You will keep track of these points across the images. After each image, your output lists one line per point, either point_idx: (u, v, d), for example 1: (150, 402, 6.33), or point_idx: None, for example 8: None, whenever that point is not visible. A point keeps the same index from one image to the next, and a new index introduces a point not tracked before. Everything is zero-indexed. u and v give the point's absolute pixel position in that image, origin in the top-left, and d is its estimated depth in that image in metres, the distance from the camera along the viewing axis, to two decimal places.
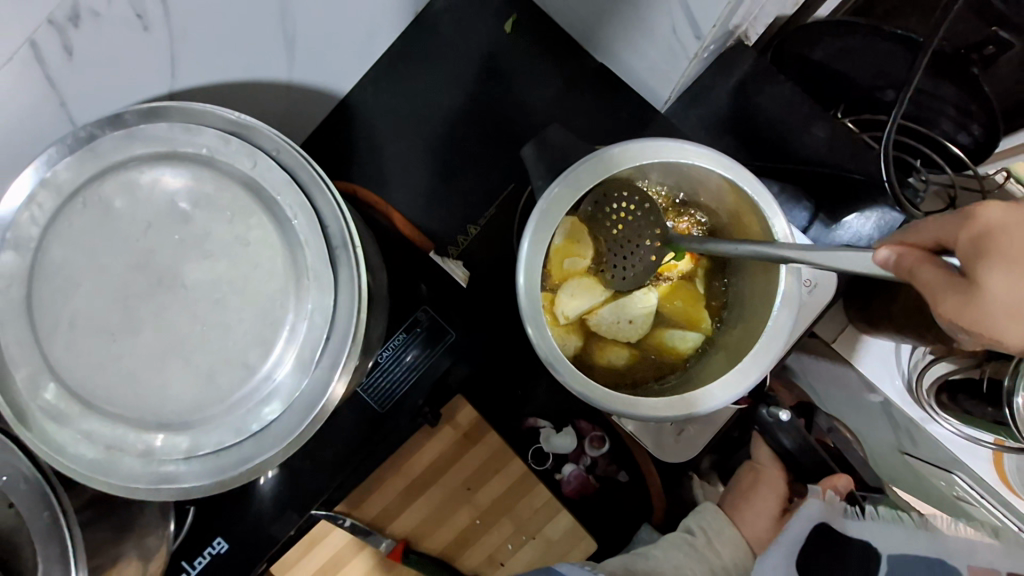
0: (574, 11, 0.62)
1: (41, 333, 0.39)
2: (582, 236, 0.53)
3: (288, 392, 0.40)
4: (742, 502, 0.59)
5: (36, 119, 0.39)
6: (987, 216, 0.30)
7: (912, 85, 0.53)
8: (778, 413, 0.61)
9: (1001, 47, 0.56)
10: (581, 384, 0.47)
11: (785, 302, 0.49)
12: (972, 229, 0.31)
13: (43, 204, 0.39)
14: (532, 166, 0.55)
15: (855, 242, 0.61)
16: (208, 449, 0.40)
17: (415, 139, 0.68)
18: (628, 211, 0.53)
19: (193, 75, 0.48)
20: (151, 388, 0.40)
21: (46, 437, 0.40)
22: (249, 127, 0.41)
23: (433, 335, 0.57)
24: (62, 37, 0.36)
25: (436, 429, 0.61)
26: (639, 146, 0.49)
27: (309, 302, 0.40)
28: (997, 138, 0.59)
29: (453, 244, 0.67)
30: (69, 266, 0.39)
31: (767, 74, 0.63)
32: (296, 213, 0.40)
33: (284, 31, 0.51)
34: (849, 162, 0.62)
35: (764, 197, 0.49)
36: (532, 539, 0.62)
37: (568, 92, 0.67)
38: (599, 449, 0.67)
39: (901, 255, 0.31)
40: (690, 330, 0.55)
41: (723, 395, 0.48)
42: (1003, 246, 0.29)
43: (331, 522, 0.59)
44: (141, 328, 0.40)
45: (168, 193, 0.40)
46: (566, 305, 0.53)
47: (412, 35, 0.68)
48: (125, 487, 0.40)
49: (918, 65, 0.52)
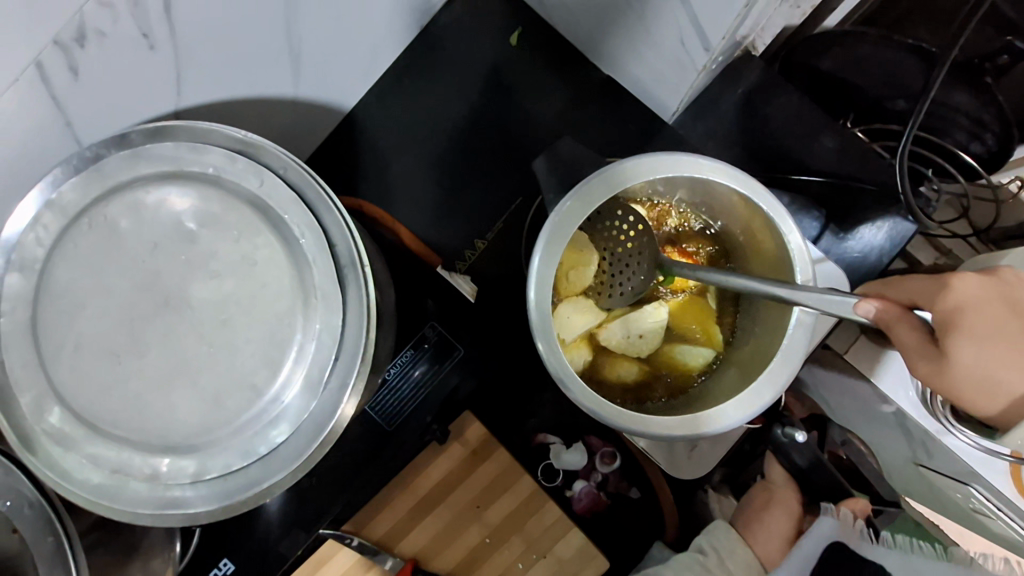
0: (581, 25, 0.62)
1: (46, 356, 0.39)
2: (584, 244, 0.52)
3: (295, 413, 0.39)
4: (753, 522, 0.58)
5: (40, 140, 0.39)
6: (961, 295, 0.44)
7: (930, 96, 0.53)
8: (793, 434, 0.59)
9: (1015, 56, 0.57)
10: (595, 403, 0.46)
11: (800, 320, 0.48)
12: (947, 300, 0.44)
13: (48, 225, 0.39)
14: (544, 179, 0.54)
15: (867, 253, 0.60)
16: (215, 473, 0.39)
17: (421, 153, 0.68)
18: (627, 231, 0.53)
19: (200, 92, 0.48)
20: (157, 410, 0.39)
21: (50, 461, 0.39)
22: (255, 144, 0.40)
23: (440, 351, 0.59)
24: (67, 57, 0.36)
25: (444, 447, 0.60)
26: (650, 159, 0.48)
27: (317, 322, 0.39)
28: (1011, 146, 0.58)
29: (459, 259, 0.66)
30: (75, 288, 0.39)
31: (775, 84, 0.62)
32: (303, 232, 0.39)
33: (291, 48, 0.51)
34: (860, 172, 0.62)
35: (778, 211, 0.48)
36: (542, 558, 0.61)
37: (574, 104, 0.67)
38: (610, 466, 0.66)
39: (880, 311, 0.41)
40: (701, 346, 0.55)
41: (737, 414, 0.47)
42: (970, 324, 0.43)
43: (340, 542, 0.58)
44: (148, 350, 0.39)
45: (175, 213, 0.40)
46: (574, 322, 0.52)
47: (418, 49, 0.68)
48: (130, 513, 0.39)
49: (936, 77, 0.52)
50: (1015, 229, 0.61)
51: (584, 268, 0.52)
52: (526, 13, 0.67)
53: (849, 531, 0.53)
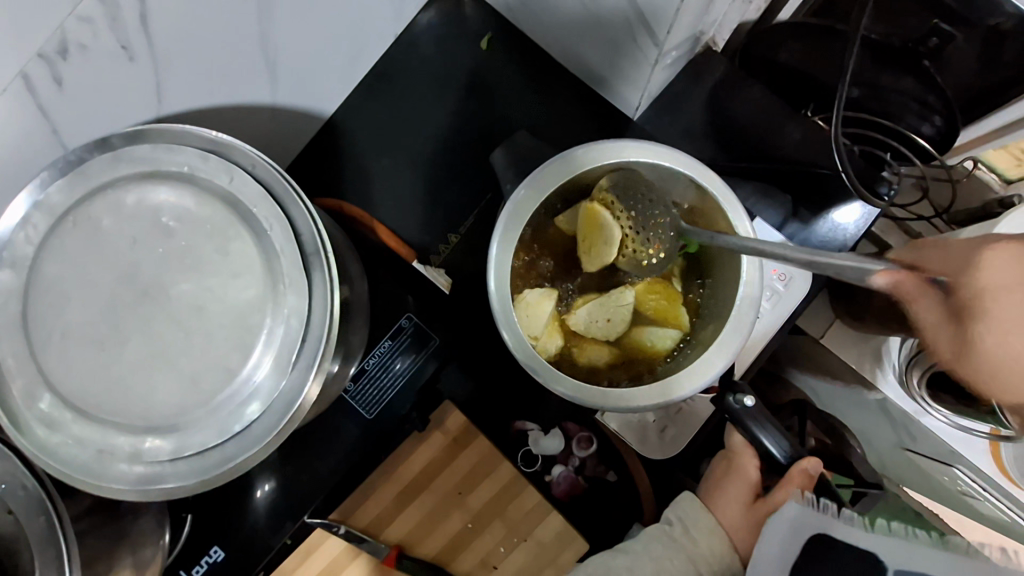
0: (544, 27, 0.64)
1: (36, 344, 0.42)
2: (605, 223, 0.52)
3: (267, 392, 0.42)
4: (714, 492, 0.57)
5: (30, 145, 0.42)
6: None
7: (846, 75, 0.54)
8: (744, 400, 0.56)
9: (944, 38, 0.56)
10: (561, 383, 0.49)
11: (747, 294, 0.50)
12: None
13: (37, 224, 0.42)
14: (501, 171, 0.58)
15: (834, 236, 0.64)
16: (192, 450, 0.42)
17: (399, 155, 0.71)
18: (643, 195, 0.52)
19: (180, 100, 0.51)
20: (139, 392, 0.42)
21: (40, 443, 0.42)
22: (226, 145, 0.43)
23: (417, 341, 0.60)
24: (52, 69, 0.39)
25: (426, 435, 0.62)
26: (599, 148, 0.52)
27: (287, 306, 0.42)
28: (957, 130, 0.61)
29: (435, 253, 0.69)
30: (60, 281, 0.42)
31: (737, 79, 0.65)
32: (271, 225, 0.42)
33: (266, 56, 0.54)
34: (817, 157, 0.64)
35: (727, 195, 0.51)
36: (524, 541, 0.63)
37: (546, 102, 0.70)
38: (587, 450, 0.68)
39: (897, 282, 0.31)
40: (667, 328, 0.56)
41: (691, 384, 0.50)
42: None
43: (326, 530, 0.60)
44: (129, 337, 0.42)
45: (153, 209, 0.43)
46: (527, 326, 0.54)
47: (394, 56, 0.71)
48: (113, 489, 0.42)
49: (848, 54, 0.54)
50: (979, 209, 0.65)
51: (612, 246, 0.52)
52: (496, 18, 0.70)
53: (827, 516, 0.48)
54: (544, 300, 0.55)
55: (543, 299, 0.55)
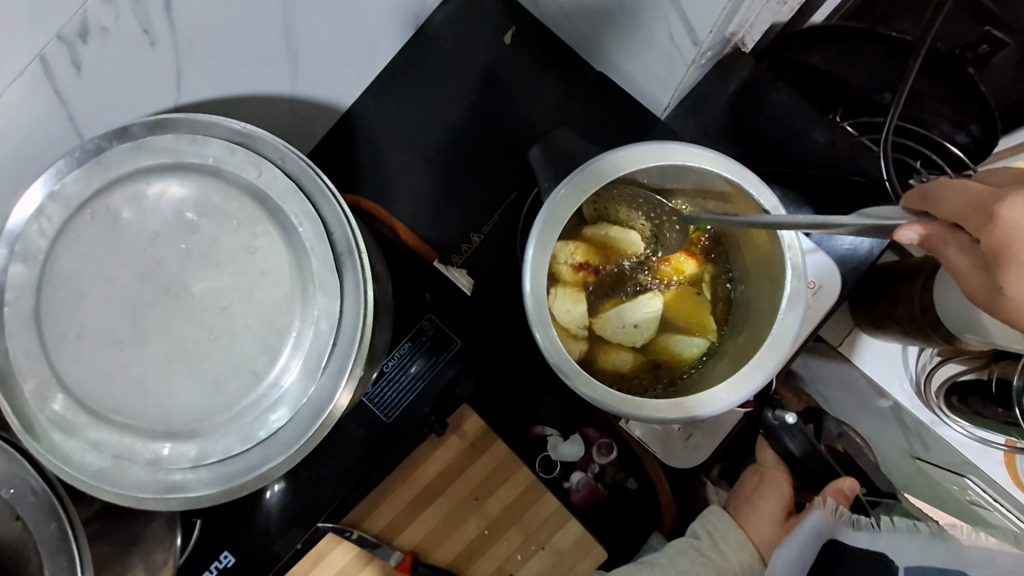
0: (571, 21, 0.62)
1: (49, 344, 0.40)
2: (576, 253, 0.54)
3: (294, 399, 0.40)
4: (744, 505, 0.56)
5: (45, 133, 0.40)
6: None
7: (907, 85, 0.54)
8: (784, 416, 0.57)
9: (994, 45, 0.56)
10: (593, 389, 0.47)
11: (790, 305, 0.49)
12: None
13: (52, 217, 0.39)
14: (538, 169, 0.60)
15: (858, 246, 0.61)
16: (215, 457, 0.40)
17: (416, 150, 0.69)
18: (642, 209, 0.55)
19: (200, 88, 0.49)
20: (161, 396, 0.40)
21: (53, 447, 0.40)
22: (253, 136, 0.41)
23: (437, 343, 0.59)
24: (70, 52, 0.36)
25: (442, 440, 0.60)
26: (644, 149, 0.49)
27: (316, 308, 0.40)
28: (995, 138, 0.59)
29: (456, 253, 0.67)
30: (77, 278, 0.40)
31: (765, 81, 0.63)
32: (301, 221, 0.40)
33: (287, 46, 0.52)
34: (850, 165, 0.63)
35: (770, 201, 0.49)
36: (541, 549, 0.61)
37: (570, 100, 0.68)
38: (607, 457, 0.67)
39: (924, 235, 0.30)
40: (696, 336, 0.55)
41: (728, 397, 0.48)
42: None
43: (339, 535, 0.58)
44: (150, 338, 0.40)
45: (175, 204, 0.40)
46: (564, 322, 0.53)
47: (413, 48, 0.69)
48: (132, 497, 0.40)
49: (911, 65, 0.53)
50: None
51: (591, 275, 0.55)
52: (520, 11, 0.68)
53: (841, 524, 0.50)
54: (578, 292, 0.54)
55: (575, 296, 0.53)
